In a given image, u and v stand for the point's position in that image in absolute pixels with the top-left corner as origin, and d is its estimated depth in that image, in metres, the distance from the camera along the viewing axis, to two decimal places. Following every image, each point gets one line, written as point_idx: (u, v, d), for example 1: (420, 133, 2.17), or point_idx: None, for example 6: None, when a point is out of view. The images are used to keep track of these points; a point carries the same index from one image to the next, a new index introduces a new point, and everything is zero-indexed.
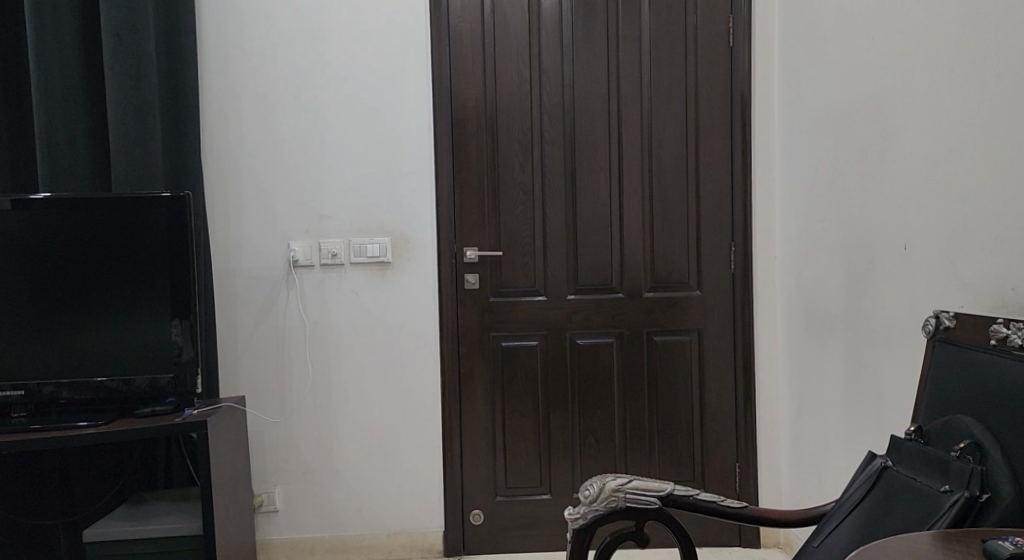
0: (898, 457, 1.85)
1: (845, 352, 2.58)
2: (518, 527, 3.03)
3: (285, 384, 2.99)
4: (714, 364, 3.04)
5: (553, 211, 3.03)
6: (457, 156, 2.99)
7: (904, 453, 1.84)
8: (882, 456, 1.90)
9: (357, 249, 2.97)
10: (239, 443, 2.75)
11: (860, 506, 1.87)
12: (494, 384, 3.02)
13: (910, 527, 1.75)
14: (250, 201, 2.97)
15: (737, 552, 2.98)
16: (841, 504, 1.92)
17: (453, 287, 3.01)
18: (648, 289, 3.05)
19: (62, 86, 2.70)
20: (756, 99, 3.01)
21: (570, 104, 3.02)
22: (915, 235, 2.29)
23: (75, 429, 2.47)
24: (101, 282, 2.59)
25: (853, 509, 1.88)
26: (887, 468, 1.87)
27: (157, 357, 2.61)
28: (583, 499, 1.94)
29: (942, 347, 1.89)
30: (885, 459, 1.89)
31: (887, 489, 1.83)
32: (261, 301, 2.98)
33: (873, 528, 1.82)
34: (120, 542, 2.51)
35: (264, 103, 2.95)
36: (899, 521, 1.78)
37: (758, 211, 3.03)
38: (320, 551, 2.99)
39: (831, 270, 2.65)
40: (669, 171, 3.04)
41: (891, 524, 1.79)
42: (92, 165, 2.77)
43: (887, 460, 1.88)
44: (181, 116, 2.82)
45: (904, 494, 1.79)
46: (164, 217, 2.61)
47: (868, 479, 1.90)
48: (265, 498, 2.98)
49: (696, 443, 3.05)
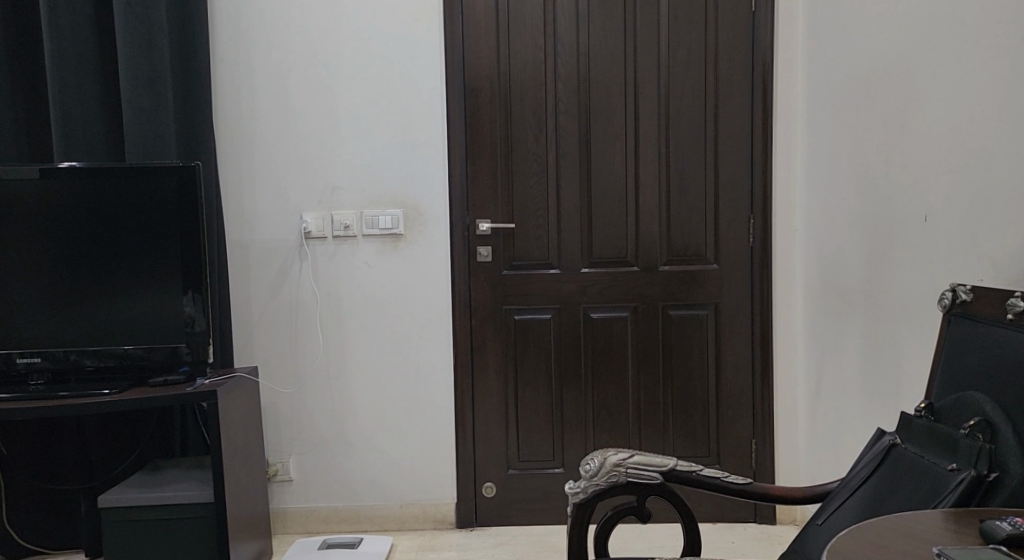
0: (907, 435, 1.80)
1: (863, 326, 2.53)
2: (531, 500, 3.02)
3: (297, 355, 2.99)
4: (731, 339, 3.00)
5: (567, 184, 2.99)
6: (470, 127, 2.96)
7: (914, 431, 1.79)
8: (892, 433, 1.85)
9: (369, 221, 2.96)
10: (252, 413, 2.75)
11: (866, 484, 1.82)
12: (507, 358, 3.00)
13: (915, 507, 1.70)
14: (262, 171, 2.96)
15: (751, 527, 2.95)
16: (846, 483, 1.87)
17: (465, 259, 2.98)
18: (663, 263, 3.01)
19: (76, 55, 2.70)
20: (778, 68, 2.94)
21: (585, 75, 2.96)
22: (935, 205, 2.22)
23: (89, 397, 2.49)
24: (115, 251, 2.60)
25: (860, 486, 1.83)
26: (895, 446, 1.82)
27: (170, 327, 2.62)
28: (583, 474, 1.91)
29: (958, 322, 1.82)
30: (894, 436, 1.84)
31: (895, 467, 1.78)
32: (274, 272, 2.98)
33: (879, 508, 1.77)
34: (133, 509, 2.53)
35: (276, 72, 2.93)
36: (905, 500, 1.73)
37: (778, 184, 2.96)
38: (333, 520, 3.01)
39: (852, 243, 2.58)
40: (687, 142, 2.98)
41: (897, 503, 1.74)
42: (105, 134, 2.77)
43: (894, 438, 1.83)
44: (192, 85, 2.80)
45: (911, 472, 1.74)
46: (174, 186, 2.60)
47: (874, 458, 1.85)
48: (279, 468, 3.00)
49: (711, 419, 3.01)
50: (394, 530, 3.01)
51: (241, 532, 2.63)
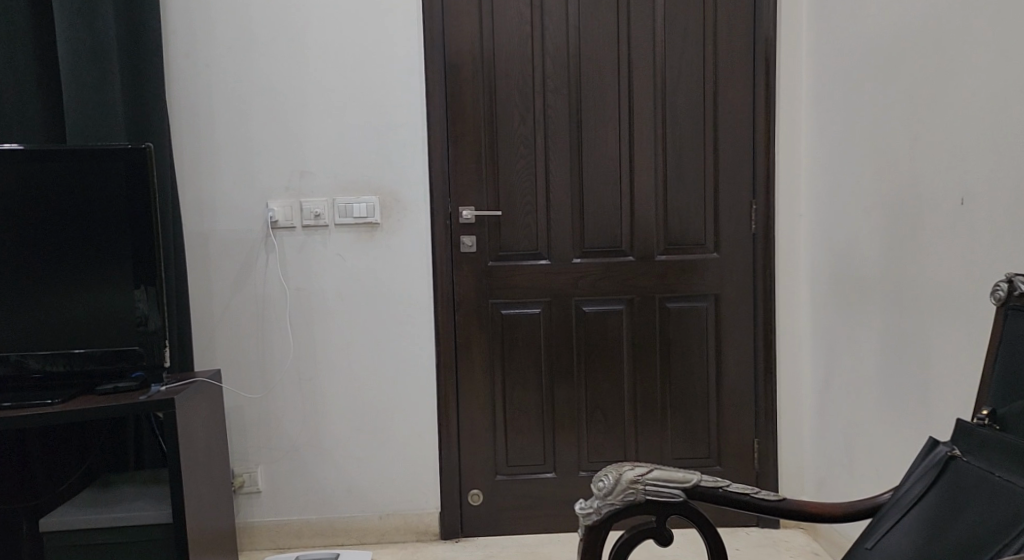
0: (969, 446, 1.64)
1: (881, 318, 2.33)
2: (520, 508, 2.81)
3: (265, 356, 2.75)
4: (731, 333, 2.80)
5: (557, 167, 2.76)
6: (451, 106, 2.72)
7: (977, 442, 1.63)
8: (947, 443, 1.69)
9: (342, 209, 2.71)
10: (214, 421, 2.50)
11: (921, 503, 1.65)
12: (494, 356, 2.78)
13: (989, 533, 1.54)
14: (225, 154, 2.70)
15: (756, 533, 2.76)
16: (898, 500, 1.69)
17: (447, 249, 2.75)
18: (660, 252, 2.80)
19: (8, 26, 2.42)
20: (782, 44, 2.73)
21: (576, 51, 2.73)
22: (975, 186, 2.02)
23: (30, 407, 2.22)
24: (57, 246, 2.33)
25: (913, 505, 1.66)
26: (955, 458, 1.65)
27: (120, 328, 2.35)
28: (597, 492, 1.71)
29: (1017, 317, 1.63)
30: (950, 447, 1.68)
31: (958, 484, 1.62)
32: (238, 266, 2.72)
33: (941, 532, 1.59)
34: (82, 533, 2.27)
35: (239, 46, 2.67)
36: (973, 525, 1.56)
37: (782, 167, 2.75)
38: (307, 534, 2.77)
39: (867, 228, 2.38)
40: (684, 121, 2.76)
41: (963, 528, 1.57)
42: (44, 113, 2.49)
43: (952, 449, 1.67)
44: (141, 61, 2.54)
45: (980, 491, 1.58)
46: (122, 170, 2.33)
47: (929, 471, 1.67)
48: (245, 478, 2.75)
49: (712, 416, 2.82)
50: (374, 543, 2.78)
51: (204, 551, 2.38)
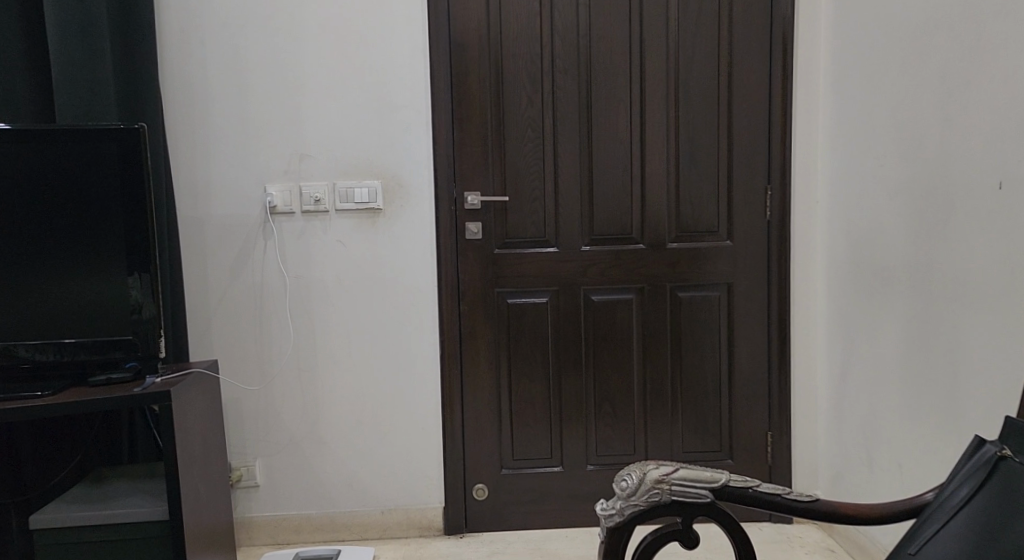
0: (1020, 445, 1.57)
1: (904, 308, 2.25)
2: (526, 503, 2.72)
3: (263, 347, 2.65)
4: (744, 322, 2.71)
5: (566, 151, 2.67)
6: (456, 89, 2.62)
7: None
8: (995, 443, 1.62)
9: (343, 194, 2.61)
10: (212, 414, 2.40)
11: (971, 505, 1.58)
12: (500, 345, 2.69)
13: None
14: (221, 135, 2.59)
15: (769, 528, 2.68)
16: (943, 501, 1.62)
17: (452, 235, 2.66)
18: (671, 239, 2.71)
19: None
20: (800, 26, 2.63)
21: (586, 33, 2.63)
22: (1015, 169, 1.94)
23: (19, 400, 2.12)
24: (47, 232, 2.23)
25: (962, 507, 1.59)
26: (1005, 458, 1.58)
27: (114, 317, 2.25)
28: (620, 492, 1.66)
29: None
30: (1000, 446, 1.61)
31: (1011, 486, 1.55)
32: (235, 253, 2.62)
33: (993, 536, 1.53)
34: (73, 531, 2.18)
35: (234, 22, 2.57)
36: None
37: (798, 154, 2.66)
38: (306, 530, 2.68)
39: (891, 215, 2.30)
40: (696, 104, 2.67)
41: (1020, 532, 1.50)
42: (32, 92, 2.38)
43: (1003, 448, 1.60)
44: (135, 37, 2.43)
45: None
46: (116, 152, 2.22)
47: (979, 471, 1.60)
48: (243, 472, 2.66)
49: (723, 409, 2.74)
50: (375, 539, 2.69)
51: (201, 549, 2.29)
